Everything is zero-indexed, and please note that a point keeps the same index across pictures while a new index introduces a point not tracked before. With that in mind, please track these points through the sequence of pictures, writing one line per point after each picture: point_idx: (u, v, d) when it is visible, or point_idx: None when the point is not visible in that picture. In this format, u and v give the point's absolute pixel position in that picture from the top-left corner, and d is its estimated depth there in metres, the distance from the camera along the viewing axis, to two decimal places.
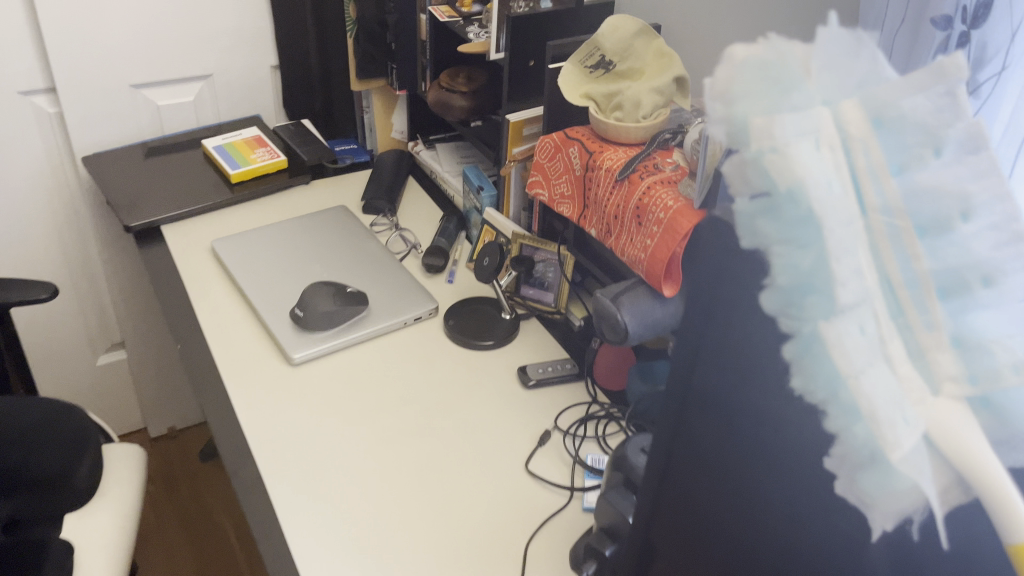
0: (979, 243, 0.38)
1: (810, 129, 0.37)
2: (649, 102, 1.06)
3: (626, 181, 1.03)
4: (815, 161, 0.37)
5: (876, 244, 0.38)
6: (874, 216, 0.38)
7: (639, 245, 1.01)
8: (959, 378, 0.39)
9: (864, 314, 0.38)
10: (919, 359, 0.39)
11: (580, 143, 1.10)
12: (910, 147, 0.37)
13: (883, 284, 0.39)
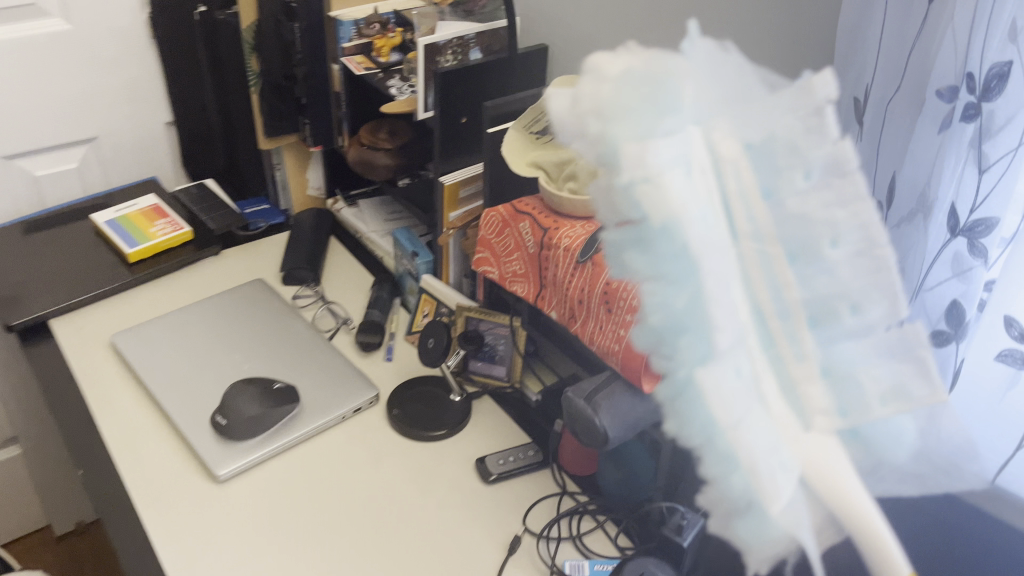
0: (847, 273, 0.43)
1: (682, 157, 0.42)
2: None
3: (588, 262, 0.92)
4: (687, 191, 0.42)
5: (750, 274, 0.44)
6: (745, 244, 0.44)
7: (612, 336, 0.89)
8: (830, 411, 0.44)
9: (738, 358, 0.43)
10: (792, 392, 0.44)
11: (532, 218, 0.99)
12: (780, 173, 0.43)
13: (757, 314, 0.44)
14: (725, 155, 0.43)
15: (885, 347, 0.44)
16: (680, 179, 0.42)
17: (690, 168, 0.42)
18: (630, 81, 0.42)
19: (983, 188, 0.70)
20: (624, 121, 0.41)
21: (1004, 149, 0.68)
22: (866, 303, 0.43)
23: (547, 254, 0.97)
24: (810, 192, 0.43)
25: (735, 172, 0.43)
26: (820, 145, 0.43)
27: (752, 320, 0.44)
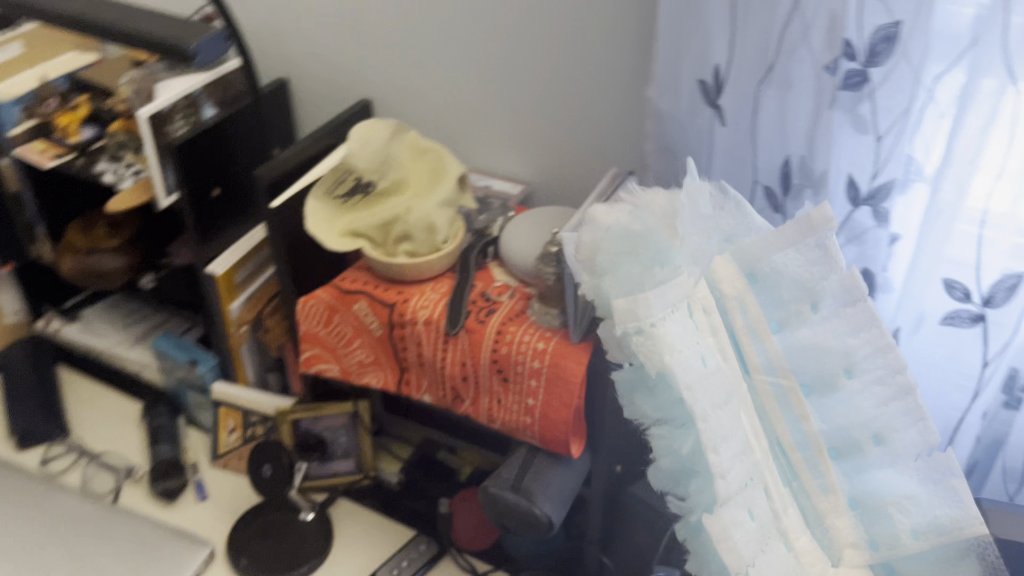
0: (867, 406, 0.62)
1: (677, 306, 0.56)
2: (443, 220, 0.79)
3: (461, 330, 0.77)
4: (683, 343, 0.55)
5: (768, 407, 0.62)
6: (760, 379, 0.62)
7: (520, 407, 0.76)
8: (858, 543, 0.62)
9: (754, 490, 0.57)
10: (825, 521, 0.62)
11: (367, 295, 0.81)
12: (790, 316, 0.61)
13: (779, 447, 0.62)
14: (745, 300, 0.61)
15: (920, 475, 0.62)
16: (671, 319, 0.55)
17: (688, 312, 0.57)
18: (617, 237, 0.58)
19: (883, 151, 0.64)
20: (622, 272, 0.57)
21: (897, 108, 0.62)
22: (890, 433, 0.62)
23: (401, 333, 0.79)
24: (818, 325, 0.61)
25: (743, 312, 0.61)
26: (825, 280, 0.60)
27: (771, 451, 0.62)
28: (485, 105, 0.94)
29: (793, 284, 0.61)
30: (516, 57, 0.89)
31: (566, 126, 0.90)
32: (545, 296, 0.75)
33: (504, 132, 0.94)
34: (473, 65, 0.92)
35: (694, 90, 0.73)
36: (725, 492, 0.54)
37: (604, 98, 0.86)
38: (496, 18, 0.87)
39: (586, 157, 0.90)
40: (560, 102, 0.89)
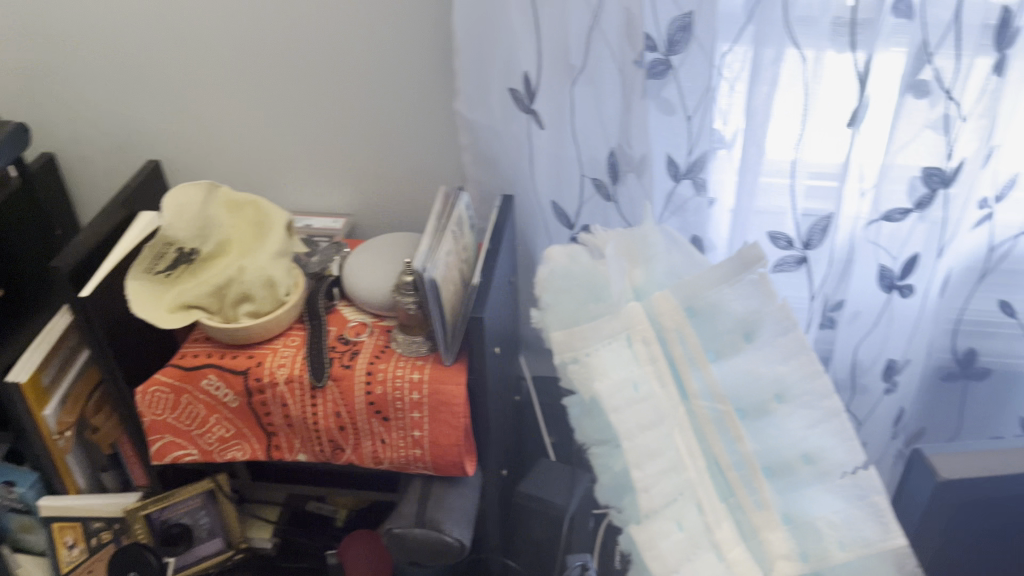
0: (801, 425, 0.60)
1: (621, 337, 0.61)
2: (281, 272, 0.76)
3: (328, 380, 0.73)
4: (618, 367, 0.60)
5: (706, 432, 0.59)
6: (698, 404, 0.59)
7: (407, 442, 0.74)
8: (790, 556, 0.57)
9: (687, 503, 0.57)
10: (755, 536, 0.57)
11: (214, 366, 0.75)
12: (724, 342, 0.61)
13: (715, 467, 0.59)
14: (680, 329, 0.61)
15: (846, 492, 0.59)
16: (607, 349, 0.60)
17: (631, 342, 0.61)
18: (569, 275, 0.65)
19: (693, 128, 0.70)
20: (568, 307, 0.64)
21: (698, 88, 0.68)
22: (821, 454, 0.59)
23: (264, 398, 0.75)
24: (751, 351, 0.60)
25: (680, 340, 0.61)
26: (764, 308, 0.60)
27: (708, 471, 0.58)
28: (294, 145, 0.90)
29: (727, 315, 0.61)
30: (319, 93, 0.86)
31: (385, 153, 0.89)
32: (408, 326, 0.74)
33: (325, 167, 0.91)
34: (274, 109, 0.87)
35: (506, 97, 0.75)
36: (648, 504, 0.57)
37: (419, 121, 0.86)
38: (288, 56, 0.84)
39: (411, 179, 0.90)
40: (374, 132, 0.87)
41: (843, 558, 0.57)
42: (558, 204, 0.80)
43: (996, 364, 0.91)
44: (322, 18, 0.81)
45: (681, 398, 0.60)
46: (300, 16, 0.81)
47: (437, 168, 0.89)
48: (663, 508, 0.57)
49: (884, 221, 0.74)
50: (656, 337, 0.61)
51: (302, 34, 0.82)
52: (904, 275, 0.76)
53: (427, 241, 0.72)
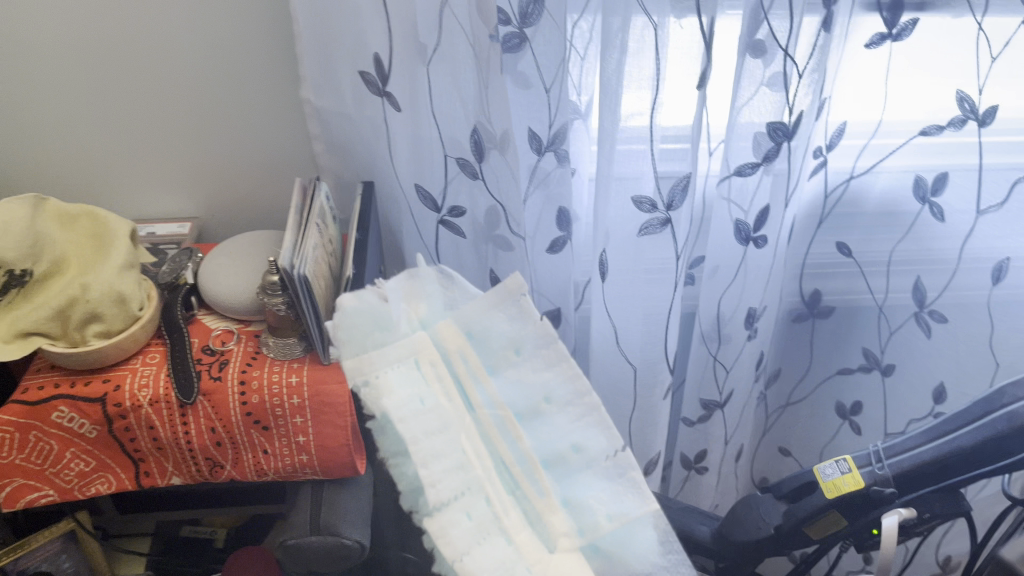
0: (565, 421, 0.49)
1: (408, 358, 0.49)
2: (131, 286, 0.70)
3: (198, 396, 0.69)
4: (405, 385, 0.48)
5: (490, 437, 0.49)
6: (481, 412, 0.49)
7: (292, 450, 0.71)
8: (570, 533, 0.48)
9: (476, 497, 0.47)
10: (539, 522, 0.48)
11: (66, 395, 0.68)
12: (496, 357, 0.50)
13: (500, 464, 0.49)
14: (459, 349, 0.50)
15: (609, 472, 0.50)
16: (395, 372, 0.49)
17: (418, 365, 0.49)
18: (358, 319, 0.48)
19: (552, 101, 0.70)
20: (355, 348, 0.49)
21: (554, 60, 0.68)
22: (588, 442, 0.50)
23: (128, 422, 0.69)
24: (522, 365, 0.50)
25: (461, 358, 0.50)
26: (528, 327, 0.49)
27: (495, 469, 0.48)
28: (128, 142, 0.83)
29: (489, 335, 0.49)
30: (152, 102, 0.80)
31: (232, 159, 0.84)
32: (278, 329, 0.71)
33: (167, 160, 0.84)
34: (99, 113, 0.80)
35: (356, 79, 0.74)
36: (435, 500, 0.46)
37: (267, 123, 0.82)
38: (114, 65, 0.77)
39: (263, 182, 0.86)
40: (218, 138, 0.83)
41: (613, 530, 0.49)
42: (422, 187, 0.78)
43: (839, 302, 0.98)
44: (149, 23, 0.75)
45: (464, 407, 0.49)
46: (124, 22, 0.75)
47: (290, 150, 0.84)
48: (450, 500, 0.46)
49: (737, 176, 0.77)
50: (437, 358, 0.50)
51: (128, 41, 0.76)
52: (758, 226, 0.80)
53: (291, 237, 0.68)
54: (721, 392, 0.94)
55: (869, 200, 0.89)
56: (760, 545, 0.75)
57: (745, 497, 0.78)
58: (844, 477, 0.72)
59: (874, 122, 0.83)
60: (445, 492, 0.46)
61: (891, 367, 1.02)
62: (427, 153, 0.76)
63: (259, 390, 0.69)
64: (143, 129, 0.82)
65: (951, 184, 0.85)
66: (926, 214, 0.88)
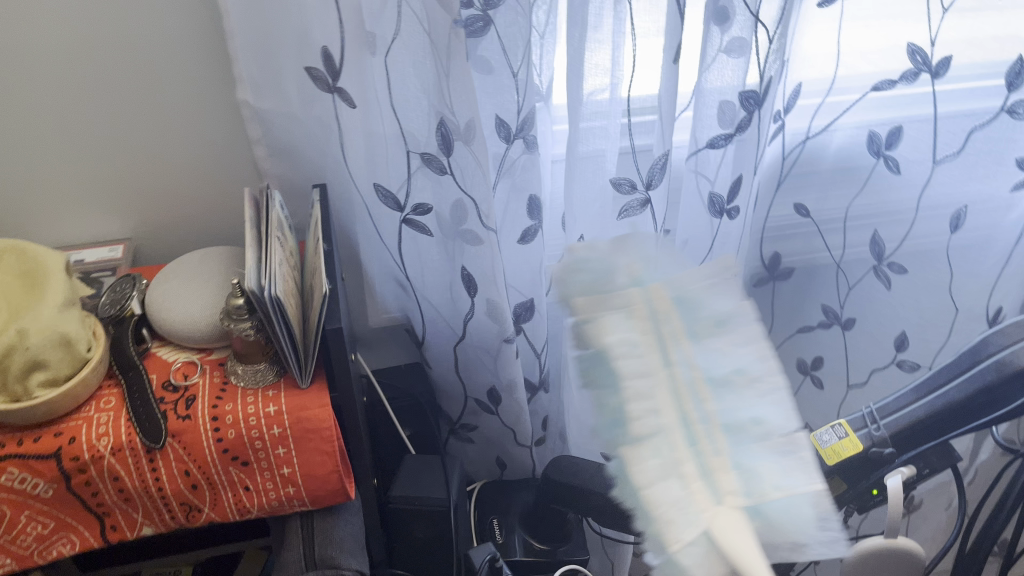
0: (756, 395, 0.41)
1: (624, 307, 0.42)
2: (75, 326, 0.63)
3: (167, 438, 0.63)
4: (624, 330, 0.41)
5: (681, 397, 0.40)
6: (676, 369, 0.40)
7: (276, 484, 0.66)
8: (735, 493, 0.38)
9: (663, 443, 0.38)
10: (708, 476, 0.38)
11: (13, 454, 0.60)
12: (699, 323, 0.42)
13: (682, 420, 0.39)
14: (666, 316, 0.42)
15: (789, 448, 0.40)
16: (617, 314, 0.42)
17: (628, 314, 0.42)
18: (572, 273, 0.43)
19: (519, 86, 0.66)
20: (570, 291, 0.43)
21: (518, 42, 0.63)
22: (771, 416, 0.40)
23: (89, 476, 0.62)
24: (727, 337, 0.42)
25: (665, 317, 0.42)
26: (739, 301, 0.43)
27: (680, 424, 0.39)
28: (48, 174, 0.75)
29: (700, 309, 0.42)
30: (97, 123, 0.73)
31: (184, 179, 0.78)
32: (246, 355, 0.65)
33: (91, 193, 0.77)
34: (16, 142, 0.72)
35: (302, 76, 0.68)
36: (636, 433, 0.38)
37: (222, 139, 0.76)
38: (45, 83, 0.70)
39: (216, 202, 0.80)
40: (168, 157, 0.76)
41: (778, 501, 0.38)
42: (382, 185, 0.73)
43: (799, 263, 0.99)
44: (92, 38, 0.68)
45: (663, 362, 0.41)
46: (62, 38, 0.68)
47: (228, 177, 0.78)
48: (649, 439, 0.38)
49: (708, 148, 0.76)
50: (650, 317, 0.42)
51: (70, 58, 0.69)
52: (732, 198, 0.79)
53: (253, 253, 0.63)
54: None
55: (825, 159, 0.89)
56: None
57: None
58: (842, 443, 0.73)
59: (827, 81, 0.82)
60: (647, 426, 0.38)
61: (852, 321, 1.01)
62: (387, 150, 0.72)
63: (236, 424, 0.63)
64: (65, 159, 0.74)
65: (904, 137, 0.84)
66: (881, 167, 0.88)
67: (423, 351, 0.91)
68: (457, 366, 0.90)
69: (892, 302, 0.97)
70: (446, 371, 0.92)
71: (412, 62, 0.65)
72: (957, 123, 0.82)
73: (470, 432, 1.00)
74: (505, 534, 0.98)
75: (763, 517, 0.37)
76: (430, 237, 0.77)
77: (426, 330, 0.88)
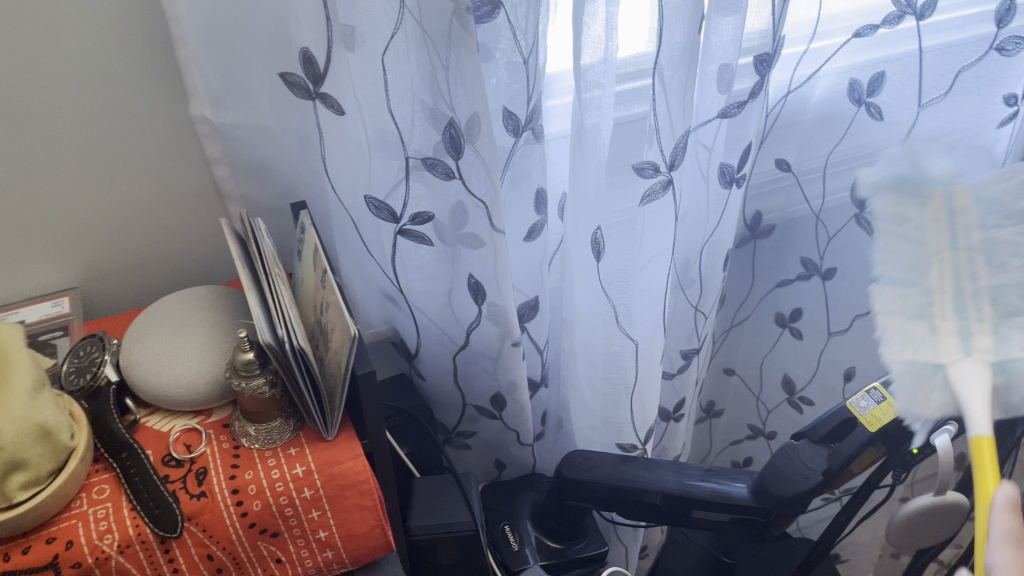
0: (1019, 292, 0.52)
1: (917, 200, 0.55)
2: (52, 412, 0.52)
3: (183, 524, 0.53)
4: (913, 240, 0.55)
5: (961, 266, 0.54)
6: (964, 250, 0.54)
7: (313, 548, 0.59)
8: (986, 351, 0.53)
9: (926, 320, 0.54)
10: (965, 333, 0.53)
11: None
12: (998, 211, 0.53)
13: (954, 275, 0.54)
14: (963, 210, 0.54)
15: None
16: (881, 198, 0.56)
17: (925, 212, 0.55)
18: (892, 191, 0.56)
19: (531, 73, 0.59)
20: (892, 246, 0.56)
21: (530, 20, 0.57)
22: None
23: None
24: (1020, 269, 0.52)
25: (964, 233, 0.54)
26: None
27: (952, 291, 0.54)
28: (15, 203, 0.63)
29: (988, 198, 0.53)
30: (89, 144, 0.63)
31: (168, 200, 0.69)
32: (258, 414, 0.57)
33: (59, 222, 0.66)
34: None
35: (275, 82, 0.61)
36: (889, 307, 0.55)
37: (202, 155, 0.68)
38: (21, 94, 0.59)
39: (195, 222, 0.72)
40: (153, 176, 0.67)
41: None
42: (372, 197, 0.66)
43: (777, 218, 0.98)
44: (88, 42, 0.59)
45: (949, 244, 0.54)
46: (62, 45, 0.58)
47: (204, 193, 0.70)
48: (902, 275, 0.55)
49: (715, 119, 0.72)
50: (944, 215, 0.55)
51: (67, 72, 0.59)
52: (742, 166, 0.75)
53: (258, 298, 0.55)
54: (699, 339, 0.90)
55: (808, 110, 0.88)
56: (810, 494, 0.73)
57: (783, 447, 0.76)
58: (881, 408, 0.71)
59: (811, 27, 0.78)
60: (916, 292, 0.55)
61: (832, 271, 1.01)
62: (374, 159, 0.63)
63: (262, 494, 0.55)
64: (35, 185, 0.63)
65: (888, 82, 0.82)
66: (863, 114, 0.85)
67: (415, 364, 0.84)
68: (455, 375, 0.84)
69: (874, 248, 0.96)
70: (442, 381, 0.85)
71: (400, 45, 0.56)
72: (942, 66, 0.80)
73: (467, 438, 0.94)
74: (519, 538, 0.93)
75: (1007, 373, 0.52)
76: (429, 247, 0.70)
77: (420, 342, 0.80)
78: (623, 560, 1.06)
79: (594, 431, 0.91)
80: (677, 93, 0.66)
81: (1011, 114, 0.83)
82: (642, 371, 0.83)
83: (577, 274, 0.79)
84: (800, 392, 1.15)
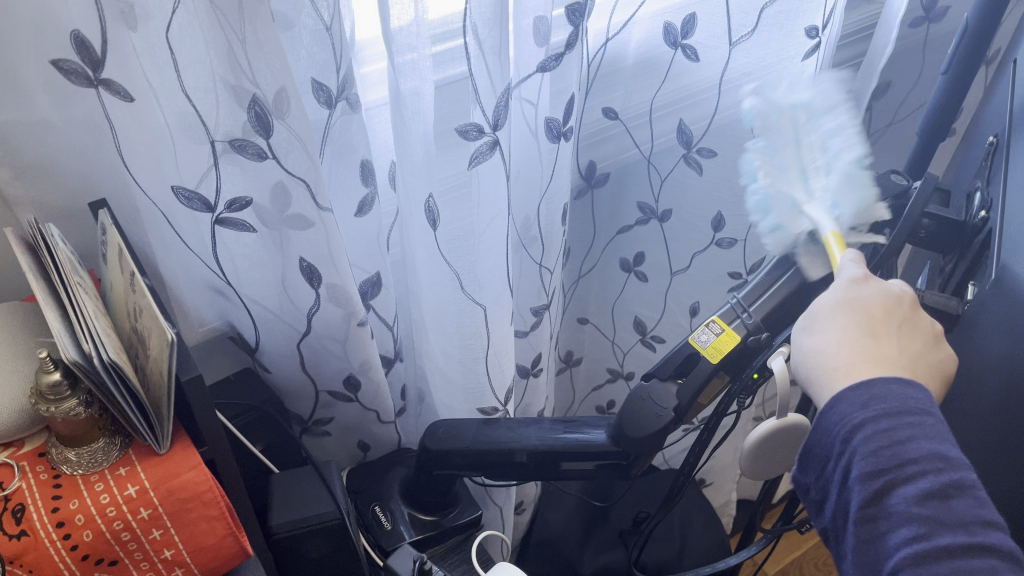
0: (848, 201, 0.71)
1: (829, 106, 0.74)
2: None
3: (5, 567, 0.49)
4: (779, 140, 0.75)
5: (794, 173, 0.75)
6: (806, 168, 0.75)
7: (159, 568, 0.55)
8: (830, 211, 0.72)
9: (783, 185, 0.74)
10: (802, 215, 0.74)
11: None
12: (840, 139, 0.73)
13: (798, 166, 0.75)
14: (806, 125, 0.74)
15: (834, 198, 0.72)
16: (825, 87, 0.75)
17: (825, 145, 0.73)
18: (771, 111, 0.75)
19: (337, 41, 0.57)
20: (771, 162, 0.75)
21: None
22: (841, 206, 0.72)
23: None
24: (846, 208, 0.72)
25: (804, 174, 0.75)
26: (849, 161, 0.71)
27: (796, 161, 0.75)
28: None
29: (830, 129, 0.73)
30: None
31: None
32: (75, 438, 0.52)
33: None
34: None
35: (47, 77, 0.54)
36: (758, 164, 0.75)
37: None
38: None
39: None
40: None
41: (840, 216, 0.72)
42: (181, 187, 0.61)
43: (612, 166, 1.00)
44: None
45: (798, 147, 0.75)
46: None
47: None
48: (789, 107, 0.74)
49: (535, 73, 0.71)
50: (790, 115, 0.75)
51: None
52: (567, 119, 0.75)
53: (55, 317, 0.49)
54: (547, 295, 0.90)
55: (627, 56, 0.89)
56: (663, 432, 0.73)
57: (634, 389, 0.76)
58: (722, 339, 0.72)
59: None
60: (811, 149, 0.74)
61: (667, 213, 1.04)
62: (179, 145, 0.58)
63: (91, 522, 0.51)
64: None
65: (699, 23, 0.84)
66: (680, 58, 0.87)
67: (257, 358, 0.80)
68: (302, 364, 0.80)
69: (704, 185, 0.99)
70: (289, 371, 0.81)
71: (194, 18, 0.52)
72: (748, 2, 0.81)
73: (325, 425, 0.91)
74: (392, 517, 0.91)
75: (839, 213, 0.72)
76: (253, 234, 0.65)
77: (259, 335, 0.76)
78: (500, 521, 1.07)
79: (455, 400, 0.90)
80: (494, 50, 0.64)
81: (813, 46, 0.84)
82: (493, 333, 0.82)
83: (416, 244, 0.77)
84: (652, 332, 1.19)
